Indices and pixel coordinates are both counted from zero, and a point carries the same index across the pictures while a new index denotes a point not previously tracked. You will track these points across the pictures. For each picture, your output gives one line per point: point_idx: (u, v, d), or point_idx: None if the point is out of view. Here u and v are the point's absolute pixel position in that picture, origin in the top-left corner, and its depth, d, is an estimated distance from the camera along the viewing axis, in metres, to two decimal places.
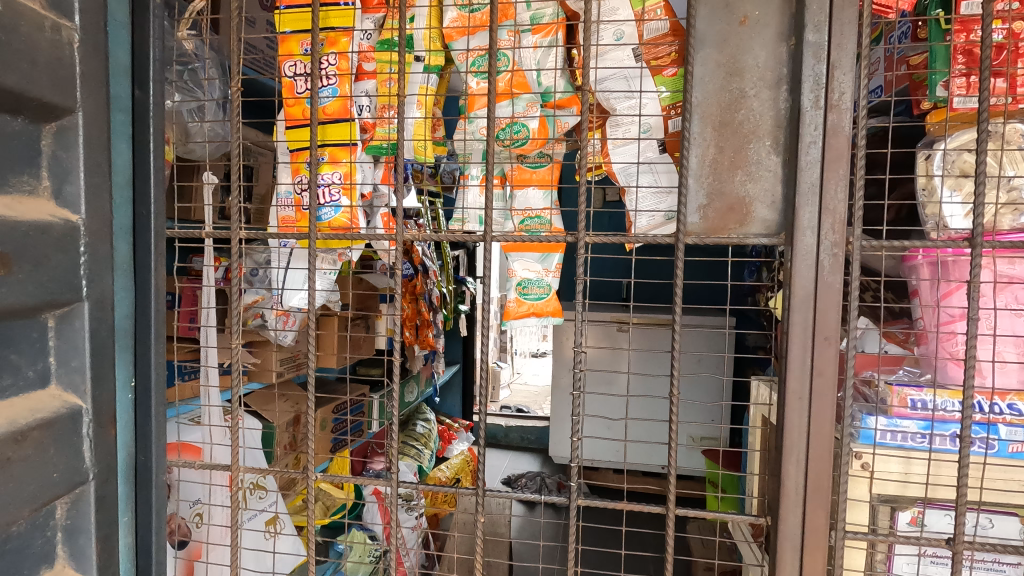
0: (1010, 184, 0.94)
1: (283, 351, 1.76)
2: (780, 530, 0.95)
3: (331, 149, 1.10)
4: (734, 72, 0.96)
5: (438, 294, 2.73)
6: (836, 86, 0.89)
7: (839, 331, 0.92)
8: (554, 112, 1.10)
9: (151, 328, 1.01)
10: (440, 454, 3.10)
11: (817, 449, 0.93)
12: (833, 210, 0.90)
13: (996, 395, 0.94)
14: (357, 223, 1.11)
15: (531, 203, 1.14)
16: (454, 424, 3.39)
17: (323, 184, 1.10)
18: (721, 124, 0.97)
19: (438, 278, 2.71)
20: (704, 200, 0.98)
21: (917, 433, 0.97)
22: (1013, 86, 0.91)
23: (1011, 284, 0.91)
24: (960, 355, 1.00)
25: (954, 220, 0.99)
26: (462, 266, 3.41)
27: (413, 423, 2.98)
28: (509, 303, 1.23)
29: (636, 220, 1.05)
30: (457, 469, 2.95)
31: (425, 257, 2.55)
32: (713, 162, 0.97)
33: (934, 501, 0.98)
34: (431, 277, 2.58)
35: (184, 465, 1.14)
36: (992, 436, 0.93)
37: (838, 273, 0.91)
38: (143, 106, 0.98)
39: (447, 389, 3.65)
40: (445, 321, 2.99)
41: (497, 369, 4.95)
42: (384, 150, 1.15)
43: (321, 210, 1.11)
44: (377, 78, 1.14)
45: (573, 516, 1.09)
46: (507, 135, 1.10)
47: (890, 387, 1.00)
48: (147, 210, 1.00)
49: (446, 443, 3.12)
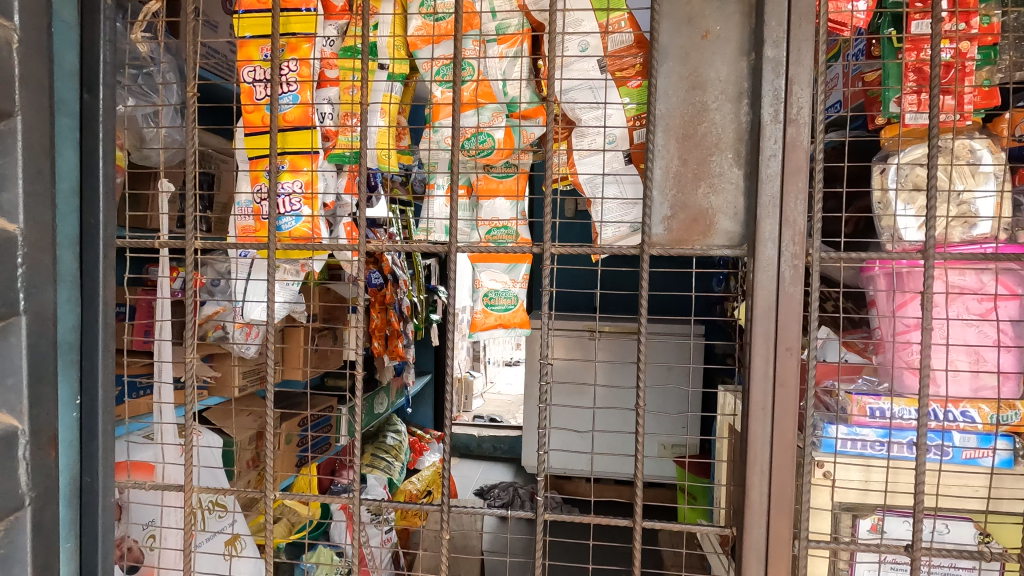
0: (960, 198, 0.96)
1: (245, 364, 1.71)
2: (745, 541, 0.95)
3: (292, 157, 1.08)
4: (696, 85, 0.97)
5: (409, 303, 2.70)
6: (794, 101, 0.91)
7: (800, 341, 0.93)
8: (521, 122, 1.09)
9: (99, 342, 0.97)
10: (411, 466, 3.06)
11: (779, 460, 0.94)
12: (793, 222, 0.92)
13: (950, 403, 0.96)
14: (319, 233, 1.09)
15: (498, 213, 1.13)
16: (426, 434, 3.34)
17: (284, 193, 1.08)
18: (684, 136, 0.97)
19: (408, 287, 2.68)
20: (669, 212, 0.99)
21: (876, 441, 0.98)
22: (961, 104, 0.94)
23: (963, 294, 0.94)
24: (916, 364, 1.02)
25: (908, 233, 1.00)
26: (434, 275, 3.38)
27: (384, 434, 2.93)
28: (475, 315, 1.21)
29: (601, 231, 1.05)
30: (427, 482, 2.84)
31: (395, 266, 2.52)
32: (676, 174, 0.98)
33: (893, 508, 1.00)
34: (401, 287, 2.55)
35: (134, 486, 1.08)
36: (947, 444, 0.95)
37: (798, 285, 0.92)
38: (92, 112, 0.94)
39: (419, 401, 3.61)
40: (417, 331, 2.96)
41: (471, 379, 4.91)
42: (347, 159, 1.12)
43: (282, 219, 1.08)
44: (340, 85, 1.11)
45: (541, 531, 1.07)
46: (472, 145, 1.09)
47: (850, 396, 1.02)
48: (95, 220, 0.95)
49: (417, 455, 3.10)
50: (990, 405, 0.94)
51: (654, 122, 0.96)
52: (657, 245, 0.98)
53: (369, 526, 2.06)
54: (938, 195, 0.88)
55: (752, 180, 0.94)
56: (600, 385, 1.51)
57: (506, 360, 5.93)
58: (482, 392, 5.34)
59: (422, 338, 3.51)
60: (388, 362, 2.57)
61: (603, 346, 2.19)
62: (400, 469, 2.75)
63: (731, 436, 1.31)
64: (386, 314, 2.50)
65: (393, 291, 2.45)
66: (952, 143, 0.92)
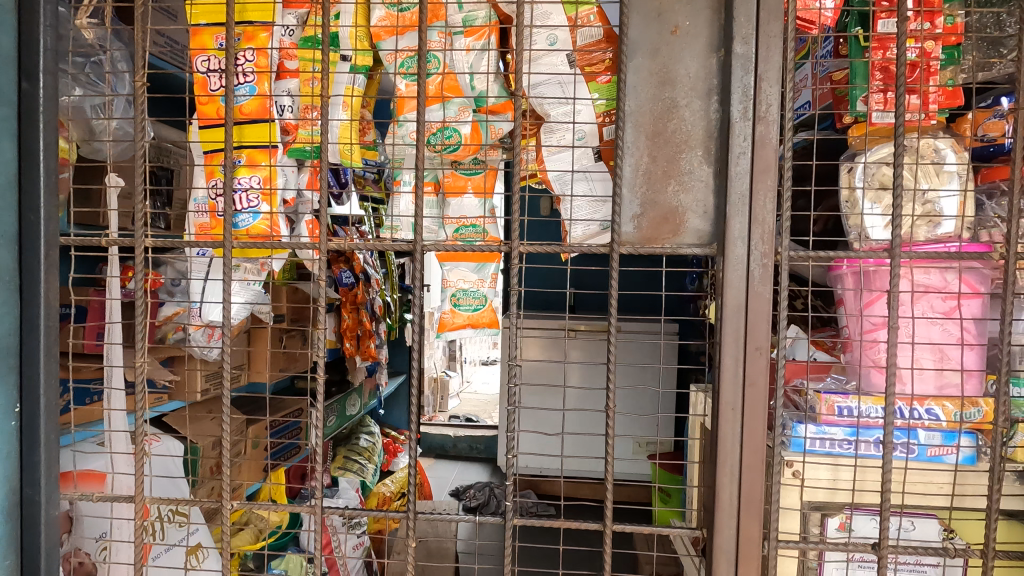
0: (925, 197, 0.96)
1: (207, 367, 1.65)
2: (715, 542, 0.94)
3: (249, 151, 1.02)
4: (666, 81, 0.95)
5: (381, 303, 2.65)
6: (763, 98, 0.90)
7: (769, 340, 0.92)
8: (489, 118, 1.06)
9: (41, 346, 0.91)
10: (384, 468, 3.01)
11: (749, 460, 0.93)
12: (762, 221, 0.91)
13: (916, 401, 0.96)
14: (278, 231, 1.04)
15: (466, 211, 1.11)
16: (399, 436, 3.28)
17: (240, 189, 1.03)
18: (654, 133, 0.96)
19: (381, 287, 2.63)
20: (639, 210, 0.97)
21: (844, 440, 0.99)
22: (926, 103, 0.95)
23: (928, 293, 0.94)
24: (882, 363, 1.02)
25: (875, 231, 1.01)
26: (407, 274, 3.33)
27: (357, 436, 2.87)
28: (443, 315, 1.18)
29: (570, 229, 1.03)
30: (401, 484, 2.79)
31: (367, 265, 2.47)
32: (646, 171, 0.96)
33: (861, 506, 1.00)
34: (373, 286, 2.50)
35: (80, 498, 1.02)
36: (913, 441, 0.96)
37: (767, 284, 0.91)
38: (31, 100, 0.88)
39: (393, 401, 3.56)
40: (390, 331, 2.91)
41: (447, 378, 4.87)
42: (308, 154, 1.07)
43: (237, 216, 1.03)
44: (301, 76, 1.06)
45: (510, 537, 1.04)
46: (438, 140, 1.05)
47: (818, 395, 1.02)
48: (35, 216, 0.90)
49: (390, 457, 3.05)
50: (954, 402, 0.95)
51: (624, 119, 0.95)
52: (628, 243, 0.96)
53: (341, 531, 2.01)
54: (904, 195, 0.88)
55: (722, 177, 0.93)
56: (571, 386, 1.50)
57: (483, 359, 5.89)
58: (459, 391, 5.28)
59: (396, 338, 3.45)
60: (360, 363, 2.54)
61: (577, 346, 2.17)
62: (373, 472, 2.70)
63: (702, 436, 1.30)
64: (356, 313, 2.44)
65: (363, 290, 2.40)
66: (917, 143, 0.93)
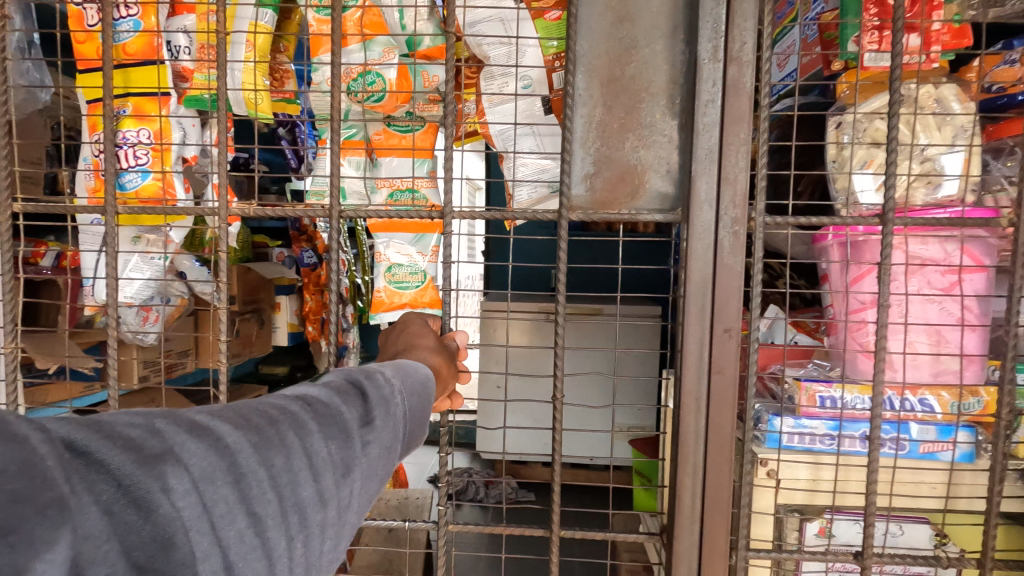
0: (923, 154, 0.83)
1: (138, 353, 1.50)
2: (674, 551, 0.82)
3: (136, 99, 0.88)
4: (624, 17, 0.81)
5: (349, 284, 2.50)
6: (736, 35, 0.76)
7: (741, 321, 0.79)
8: (421, 63, 0.91)
9: None
10: None
11: (715, 460, 0.81)
12: (733, 181, 0.77)
13: (908, 390, 0.85)
14: (173, 193, 0.90)
15: (397, 172, 0.96)
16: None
17: (125, 143, 0.88)
18: (609, 79, 0.81)
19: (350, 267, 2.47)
20: (592, 168, 0.83)
21: (826, 435, 0.87)
22: (926, 43, 0.81)
23: (925, 266, 0.81)
24: (870, 347, 0.90)
25: (865, 196, 0.87)
26: None
27: None
28: (378, 294, 1.03)
29: (514, 192, 0.90)
30: None
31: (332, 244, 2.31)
32: (600, 124, 0.82)
33: (843, 509, 0.89)
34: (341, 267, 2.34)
35: None
36: (904, 437, 0.84)
37: (739, 256, 0.78)
38: None
39: None
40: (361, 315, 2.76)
41: None
42: (207, 104, 0.91)
43: (124, 175, 0.88)
44: (197, 12, 0.90)
45: (444, 545, 0.91)
46: (360, 87, 0.92)
47: (798, 383, 0.89)
48: None
49: None
50: (951, 392, 0.84)
51: (573, 61, 0.80)
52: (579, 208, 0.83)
53: None
54: (899, 149, 0.75)
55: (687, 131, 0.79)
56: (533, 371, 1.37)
57: None
58: None
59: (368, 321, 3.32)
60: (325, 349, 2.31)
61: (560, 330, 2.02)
62: None
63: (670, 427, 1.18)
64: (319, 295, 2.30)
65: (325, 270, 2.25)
66: (916, 90, 0.79)
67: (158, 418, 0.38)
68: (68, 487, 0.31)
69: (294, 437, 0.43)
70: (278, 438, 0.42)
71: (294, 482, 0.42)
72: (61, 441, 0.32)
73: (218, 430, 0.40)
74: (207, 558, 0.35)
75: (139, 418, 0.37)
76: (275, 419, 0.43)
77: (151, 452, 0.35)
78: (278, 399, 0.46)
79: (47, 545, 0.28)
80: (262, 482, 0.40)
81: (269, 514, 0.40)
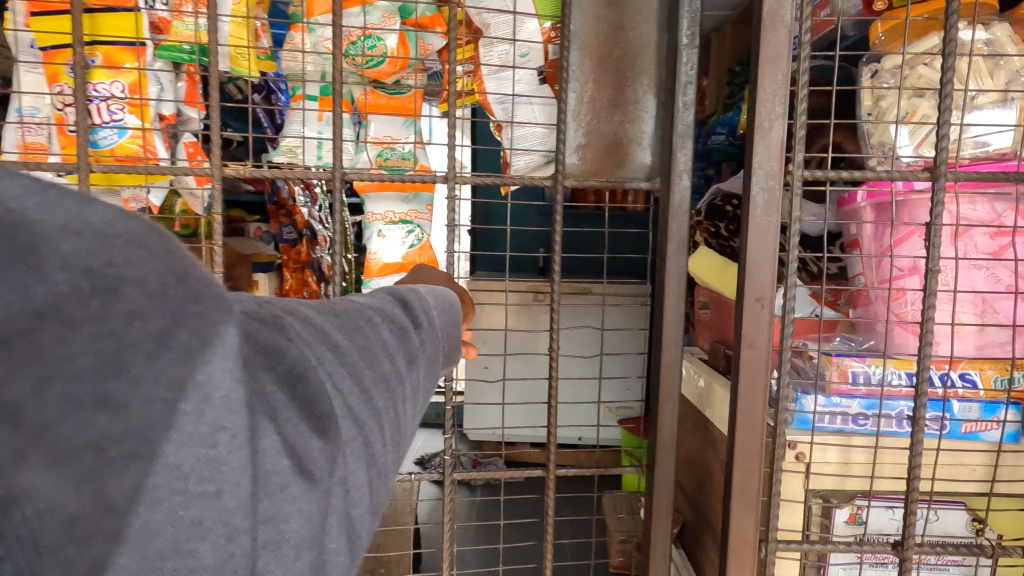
0: (972, 104, 0.76)
1: None
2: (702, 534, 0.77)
3: (105, 48, 0.80)
4: None
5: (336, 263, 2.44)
6: None
7: (774, 290, 0.71)
8: (416, 28, 0.84)
9: None
10: None
11: (742, 438, 0.74)
12: (766, 128, 0.70)
13: (952, 365, 0.78)
14: (153, 152, 0.83)
15: (392, 132, 0.89)
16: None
17: (96, 96, 0.80)
18: (600, 54, 0.78)
19: None
20: (582, 141, 0.79)
21: (860, 415, 0.80)
22: None
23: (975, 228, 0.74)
24: (910, 317, 0.82)
25: (902, 152, 0.81)
26: None
27: None
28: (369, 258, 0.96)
29: (510, 159, 0.85)
30: None
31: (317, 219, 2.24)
32: (591, 97, 0.78)
33: (877, 494, 0.82)
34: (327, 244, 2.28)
35: None
36: (947, 417, 0.77)
37: (774, 214, 0.71)
38: None
39: None
40: None
41: None
42: (184, 55, 0.84)
43: (96, 131, 0.80)
44: None
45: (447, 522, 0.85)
46: (359, 50, 0.83)
47: (829, 358, 0.83)
48: None
49: None
50: (996, 367, 0.77)
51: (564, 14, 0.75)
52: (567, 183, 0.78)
53: None
54: (953, 94, 0.67)
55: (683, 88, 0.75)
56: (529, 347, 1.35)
57: None
58: None
59: None
60: None
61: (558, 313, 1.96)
62: None
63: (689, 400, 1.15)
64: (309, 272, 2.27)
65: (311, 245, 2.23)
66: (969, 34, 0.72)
67: (217, 301, 0.33)
68: (130, 380, 0.27)
69: (372, 327, 0.43)
70: (357, 325, 0.41)
71: (353, 382, 0.38)
72: (236, 331, 0.32)
73: (302, 310, 0.38)
74: (326, 411, 0.36)
75: (191, 280, 0.32)
76: (344, 326, 0.40)
77: (273, 311, 0.36)
78: (359, 297, 0.46)
79: (123, 522, 0.26)
80: (354, 358, 0.39)
81: (363, 390, 0.39)
